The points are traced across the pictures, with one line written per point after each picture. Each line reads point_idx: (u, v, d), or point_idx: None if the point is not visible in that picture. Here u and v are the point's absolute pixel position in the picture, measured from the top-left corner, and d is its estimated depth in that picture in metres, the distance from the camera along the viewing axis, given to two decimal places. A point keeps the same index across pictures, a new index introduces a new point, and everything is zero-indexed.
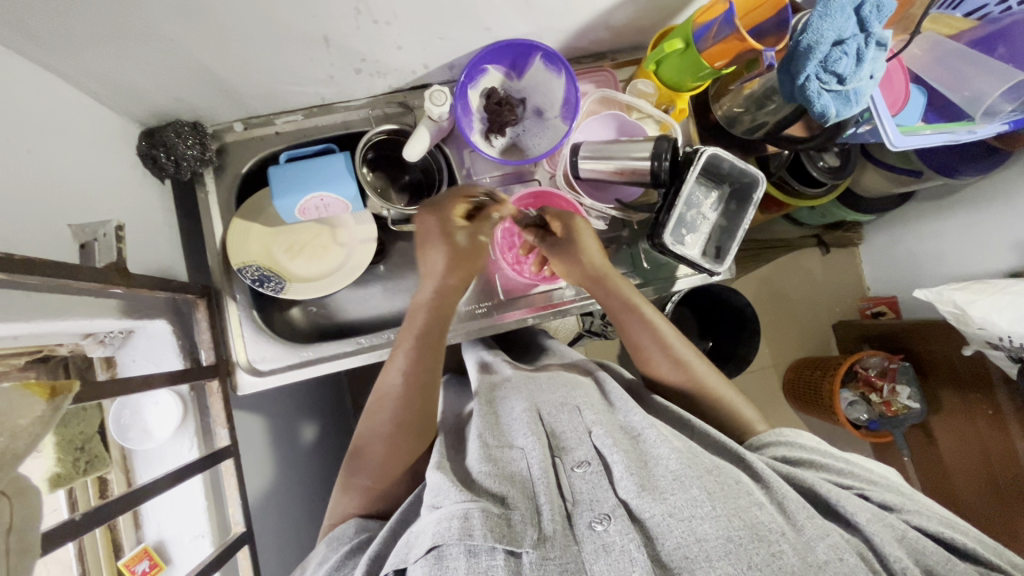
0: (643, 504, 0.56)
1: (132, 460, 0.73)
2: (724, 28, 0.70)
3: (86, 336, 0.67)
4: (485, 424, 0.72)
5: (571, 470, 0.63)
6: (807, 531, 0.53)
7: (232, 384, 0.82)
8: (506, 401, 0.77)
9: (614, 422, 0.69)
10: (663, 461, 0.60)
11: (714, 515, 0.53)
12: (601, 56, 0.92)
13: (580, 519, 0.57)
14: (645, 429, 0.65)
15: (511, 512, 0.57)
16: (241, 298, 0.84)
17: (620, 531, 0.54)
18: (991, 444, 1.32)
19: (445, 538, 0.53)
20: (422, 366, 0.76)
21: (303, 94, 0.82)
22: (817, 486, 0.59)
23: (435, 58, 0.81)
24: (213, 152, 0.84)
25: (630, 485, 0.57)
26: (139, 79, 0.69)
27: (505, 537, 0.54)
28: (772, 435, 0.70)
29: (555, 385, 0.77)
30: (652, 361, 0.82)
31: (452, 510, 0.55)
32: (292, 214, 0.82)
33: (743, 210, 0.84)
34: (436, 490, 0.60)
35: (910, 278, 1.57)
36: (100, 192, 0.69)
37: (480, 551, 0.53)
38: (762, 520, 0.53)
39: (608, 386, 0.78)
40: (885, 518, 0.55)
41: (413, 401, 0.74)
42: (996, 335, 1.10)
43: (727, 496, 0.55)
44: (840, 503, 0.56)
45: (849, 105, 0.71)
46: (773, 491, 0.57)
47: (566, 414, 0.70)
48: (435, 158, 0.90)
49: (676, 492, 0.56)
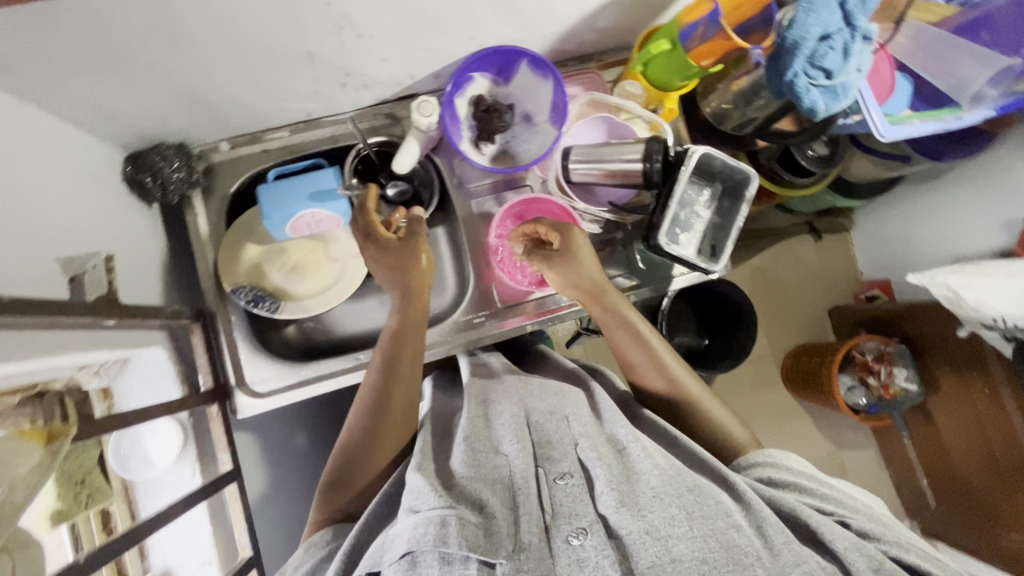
0: (621, 520, 0.56)
1: (134, 492, 0.72)
2: (711, 28, 0.71)
3: (81, 368, 0.66)
4: (472, 428, 0.71)
5: (554, 480, 0.63)
6: (781, 554, 0.54)
7: (231, 407, 0.81)
8: (497, 403, 0.76)
9: (600, 433, 0.70)
10: (645, 476, 0.60)
11: (690, 536, 0.54)
12: (588, 57, 0.92)
13: (559, 532, 0.58)
14: (630, 443, 0.65)
15: (490, 521, 0.57)
16: (236, 319, 0.83)
17: (596, 546, 0.56)
18: (990, 423, 1.33)
19: (421, 544, 0.53)
20: (382, 391, 0.75)
21: (290, 110, 0.81)
22: (797, 510, 0.60)
23: (420, 68, 0.80)
24: (200, 173, 0.83)
25: (610, 501, 0.58)
26: (121, 103, 0.68)
27: (480, 547, 0.54)
28: (760, 457, 0.71)
29: (546, 391, 0.77)
30: (645, 376, 0.81)
31: (429, 515, 0.55)
32: (283, 231, 0.81)
33: (736, 207, 0.84)
34: (415, 493, 0.59)
35: (903, 262, 1.58)
36: (87, 221, 0.67)
37: (454, 560, 0.53)
38: (738, 543, 0.54)
39: (597, 398, 0.78)
40: (863, 547, 0.56)
41: (388, 391, 0.75)
42: (990, 316, 1.11)
43: (705, 516, 0.55)
44: (820, 528, 0.57)
45: (837, 99, 0.72)
46: (753, 512, 0.58)
47: (554, 423, 0.70)
48: (426, 167, 0.89)
49: (656, 510, 0.56)
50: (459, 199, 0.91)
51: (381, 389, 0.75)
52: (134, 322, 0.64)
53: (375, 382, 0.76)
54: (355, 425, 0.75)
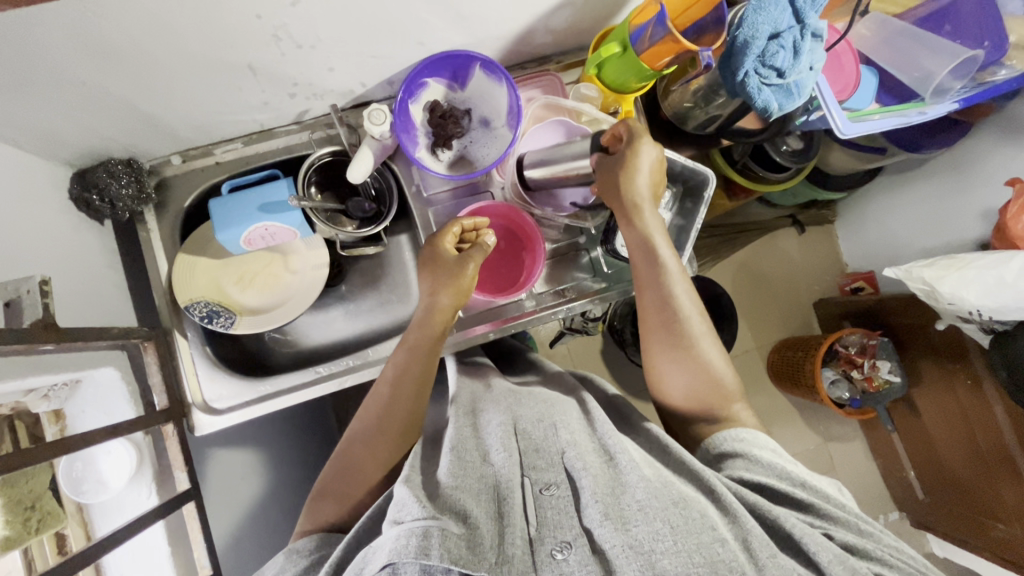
0: (605, 534, 0.55)
1: (89, 513, 0.71)
2: (659, 30, 0.68)
3: (28, 392, 0.65)
4: (459, 437, 0.71)
5: (539, 492, 0.63)
6: (765, 568, 0.53)
7: (188, 425, 0.80)
8: (488, 411, 0.76)
9: (591, 443, 0.68)
10: (631, 489, 0.59)
11: (675, 551, 0.53)
12: (547, 59, 0.90)
13: (542, 547, 0.57)
14: (618, 453, 0.65)
15: (476, 532, 0.56)
16: (193, 336, 0.82)
17: (580, 561, 0.55)
18: (974, 414, 1.32)
19: (401, 556, 0.52)
20: (382, 410, 0.74)
21: (241, 122, 0.80)
22: (783, 521, 0.59)
23: (371, 76, 0.79)
24: (151, 188, 0.82)
25: (595, 514, 0.57)
26: (59, 122, 0.66)
27: (461, 560, 0.52)
28: (730, 440, 0.71)
29: (534, 401, 0.77)
30: (670, 372, 0.77)
31: (411, 526, 0.54)
32: (237, 245, 0.80)
33: (698, 208, 0.83)
34: (400, 505, 0.58)
35: (885, 252, 1.57)
36: (28, 243, 0.66)
37: (435, 570, 0.53)
38: (723, 557, 0.53)
39: (590, 404, 0.77)
40: (846, 559, 0.55)
41: (393, 404, 0.74)
42: (966, 309, 1.10)
43: (690, 531, 0.54)
44: (804, 540, 0.57)
45: (791, 98, 0.70)
46: (739, 525, 0.57)
47: (542, 430, 0.70)
48: (383, 175, 0.88)
49: (641, 524, 0.55)
50: (418, 206, 0.90)
51: (385, 406, 0.74)
52: (76, 344, 0.63)
53: (383, 394, 0.75)
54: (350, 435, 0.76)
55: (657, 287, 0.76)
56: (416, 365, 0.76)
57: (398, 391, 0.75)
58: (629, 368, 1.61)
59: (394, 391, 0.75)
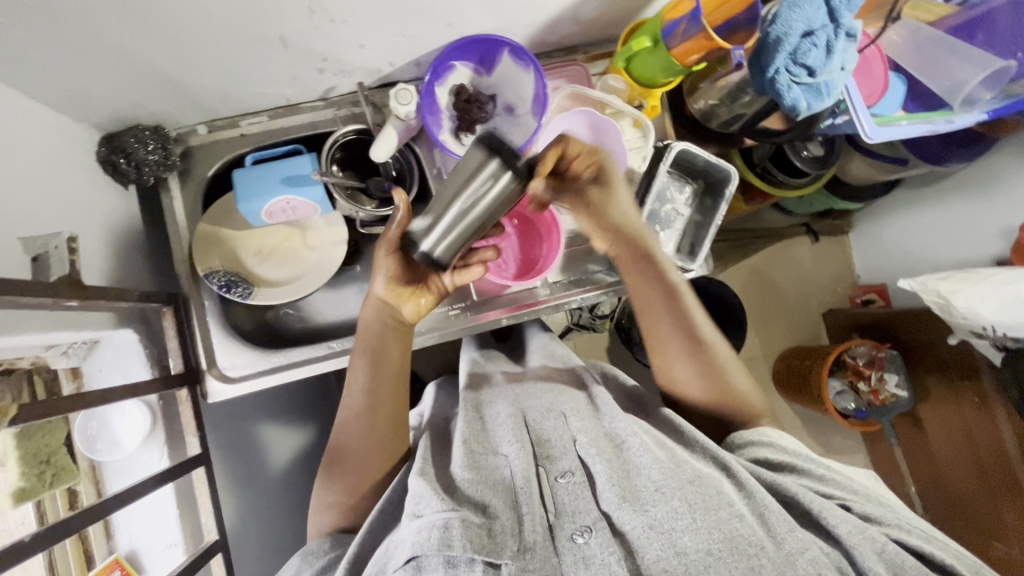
0: (624, 516, 0.57)
1: (100, 471, 0.73)
2: (692, 27, 0.68)
3: (48, 348, 0.67)
4: (470, 429, 0.72)
5: (555, 480, 0.63)
6: (786, 544, 0.53)
7: (202, 391, 0.81)
8: (493, 403, 0.78)
9: (599, 429, 0.70)
10: (645, 471, 0.61)
11: (694, 528, 0.54)
12: (573, 49, 0.90)
13: (562, 531, 0.58)
14: (628, 437, 0.65)
15: (492, 521, 0.58)
16: (210, 304, 0.83)
17: (602, 544, 0.55)
18: (978, 431, 1.32)
19: (425, 548, 0.53)
20: (367, 409, 0.75)
21: (267, 95, 0.80)
22: (801, 496, 0.59)
23: (400, 56, 0.79)
24: (177, 156, 0.82)
25: (612, 497, 0.58)
26: (92, 83, 0.67)
27: (484, 548, 0.54)
28: (757, 435, 0.70)
29: (542, 390, 0.78)
30: (676, 356, 0.78)
31: (431, 519, 0.55)
32: (258, 217, 0.80)
33: (716, 206, 0.84)
34: (417, 498, 0.60)
35: (898, 265, 1.56)
36: (54, 201, 0.67)
37: (459, 562, 0.53)
38: (742, 533, 0.53)
39: (596, 392, 0.77)
40: (867, 530, 0.54)
41: (375, 408, 0.75)
42: (980, 324, 1.09)
43: (708, 508, 0.55)
44: (823, 514, 0.56)
45: (821, 98, 0.70)
46: (755, 501, 0.57)
47: (551, 421, 0.71)
48: (405, 157, 0.88)
49: (658, 505, 0.57)
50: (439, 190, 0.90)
51: (367, 405, 0.75)
52: (100, 304, 0.63)
53: (360, 396, 0.75)
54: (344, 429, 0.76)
55: (648, 267, 0.79)
56: (387, 360, 0.77)
57: (374, 397, 0.75)
58: (635, 367, 1.61)
59: (371, 394, 0.75)
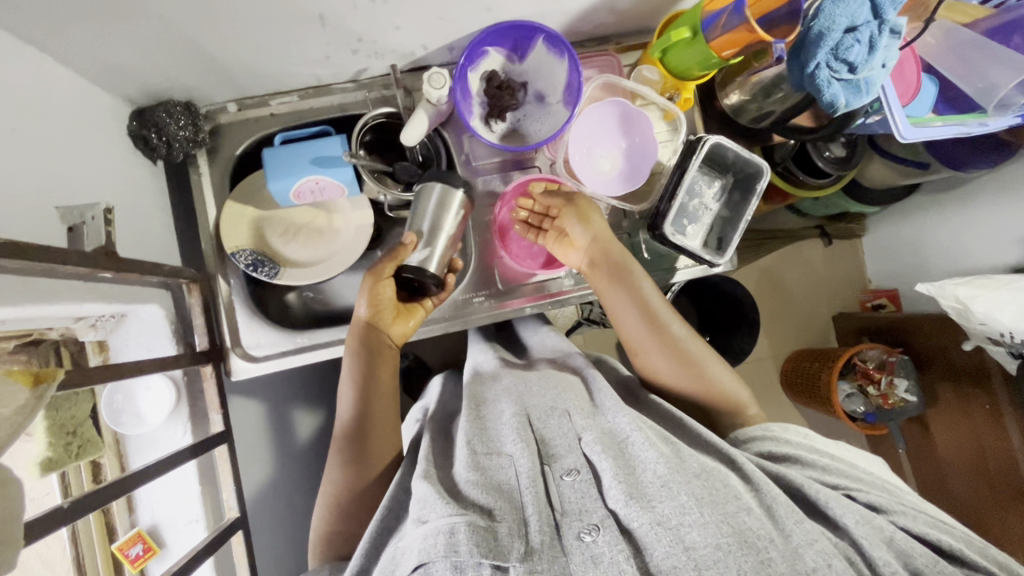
0: (631, 513, 0.55)
1: (124, 445, 0.74)
2: (734, 18, 0.67)
3: (77, 320, 0.69)
4: (473, 430, 0.71)
5: (560, 478, 0.62)
6: (794, 535, 0.54)
7: (225, 369, 0.81)
8: (495, 403, 0.77)
9: (601, 427, 0.68)
10: (650, 467, 0.60)
11: (703, 522, 0.53)
12: (605, 39, 0.90)
13: (569, 530, 0.57)
14: (632, 433, 0.64)
15: (497, 524, 0.56)
16: (235, 283, 0.83)
17: (609, 542, 0.54)
18: (988, 440, 1.30)
19: (432, 556, 0.52)
20: (362, 416, 0.76)
21: (299, 75, 0.80)
22: (806, 487, 0.59)
23: (433, 39, 0.79)
24: (206, 133, 0.82)
25: (618, 495, 0.57)
26: (128, 55, 0.67)
27: (491, 552, 0.53)
28: (757, 428, 0.71)
29: (545, 386, 0.77)
30: (656, 359, 0.79)
31: (438, 525, 0.55)
32: (286, 197, 0.80)
33: (746, 200, 0.84)
34: (422, 502, 0.59)
35: (911, 270, 1.55)
36: (87, 173, 0.67)
37: (466, 566, 0.52)
38: (750, 526, 0.53)
39: (596, 387, 0.77)
40: (873, 520, 0.56)
41: (369, 421, 0.76)
42: (998, 330, 1.09)
43: (716, 502, 0.55)
44: (828, 505, 0.57)
45: (859, 95, 0.70)
46: (762, 493, 0.58)
47: (556, 420, 0.70)
48: (433, 142, 0.87)
49: (665, 501, 0.56)
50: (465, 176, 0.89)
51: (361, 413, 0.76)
52: (132, 277, 0.63)
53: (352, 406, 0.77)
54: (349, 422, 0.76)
55: (621, 283, 0.79)
56: (378, 375, 0.78)
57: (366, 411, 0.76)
58: None
59: (363, 407, 0.76)
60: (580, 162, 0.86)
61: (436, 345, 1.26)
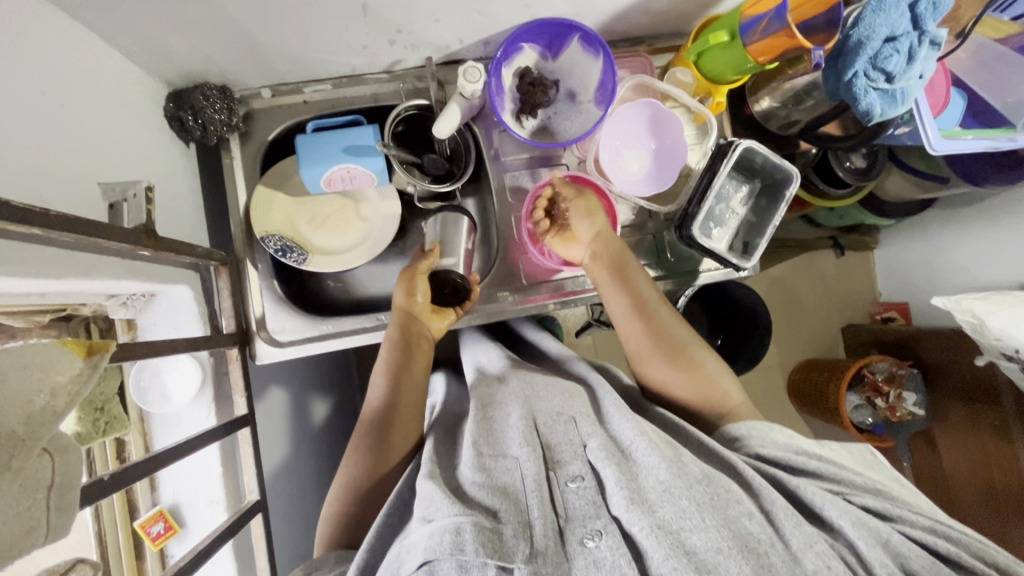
0: (632, 518, 0.50)
1: (149, 423, 0.76)
2: (774, 23, 0.68)
3: (109, 298, 0.69)
4: (479, 431, 0.66)
5: (565, 484, 0.57)
6: (792, 541, 0.49)
7: (251, 352, 0.81)
8: (502, 406, 0.71)
9: (606, 434, 0.62)
10: (652, 471, 0.54)
11: (704, 527, 0.48)
12: (638, 41, 0.90)
13: (573, 535, 0.52)
14: (635, 439, 0.58)
15: (503, 526, 0.51)
16: (263, 267, 0.83)
17: (612, 547, 0.49)
18: (995, 462, 1.18)
19: (438, 553, 0.47)
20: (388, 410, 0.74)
21: (336, 63, 0.80)
22: (802, 489, 0.54)
23: (470, 33, 0.80)
24: (240, 117, 0.83)
25: (621, 500, 0.51)
26: (171, 38, 0.67)
27: (496, 552, 0.48)
28: (745, 428, 0.65)
29: (553, 393, 0.72)
30: (653, 362, 0.74)
31: (444, 523, 0.50)
32: (318, 184, 0.80)
33: (773, 206, 0.84)
34: (428, 501, 0.54)
35: (920, 286, 1.40)
36: (124, 152, 0.67)
37: (471, 566, 0.47)
38: (751, 531, 0.49)
39: (601, 395, 0.71)
40: (869, 522, 0.51)
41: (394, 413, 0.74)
42: (1012, 347, 1.01)
43: (717, 506, 0.50)
44: (823, 507, 0.52)
45: (895, 105, 0.70)
46: (763, 498, 0.53)
47: (562, 426, 0.64)
48: (462, 136, 0.87)
49: (666, 505, 0.50)
50: (494, 171, 0.89)
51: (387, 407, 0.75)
52: (168, 255, 0.64)
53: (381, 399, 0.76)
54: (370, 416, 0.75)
55: (618, 278, 0.78)
56: (408, 371, 0.78)
57: (392, 403, 0.75)
58: None
59: (392, 401, 0.75)
60: (609, 161, 0.86)
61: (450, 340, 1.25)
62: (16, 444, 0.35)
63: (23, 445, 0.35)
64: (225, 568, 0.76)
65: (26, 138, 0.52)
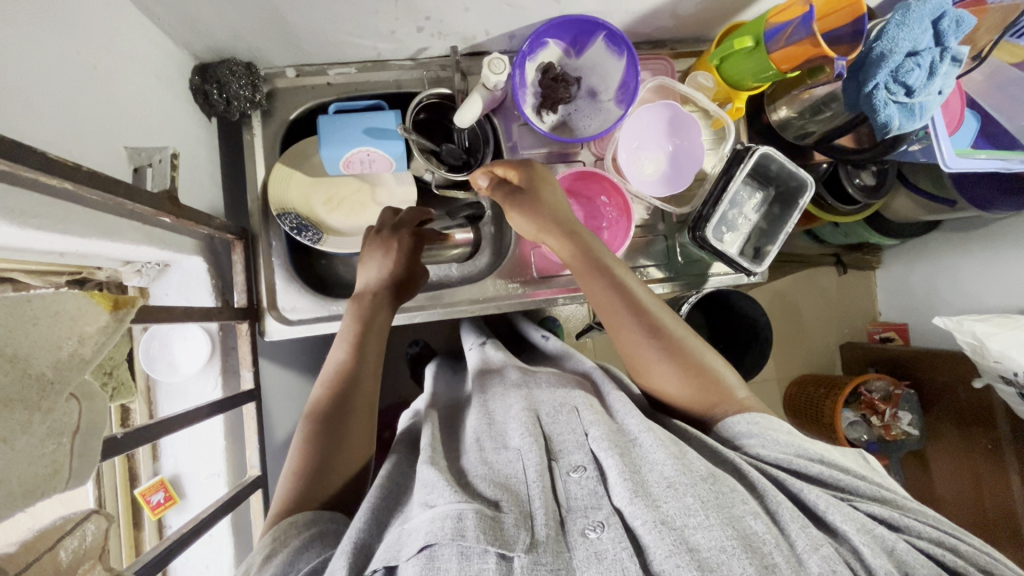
0: (636, 511, 0.50)
1: (155, 392, 0.78)
2: (800, 31, 0.69)
3: (124, 265, 0.71)
4: (483, 426, 0.67)
5: (567, 474, 0.57)
6: (797, 543, 0.48)
7: (259, 329, 0.82)
8: (504, 398, 0.71)
9: (611, 425, 0.63)
10: (658, 467, 0.54)
11: (708, 525, 0.47)
12: (661, 44, 0.92)
13: (574, 525, 0.51)
14: (641, 434, 0.59)
15: (503, 515, 0.51)
16: (277, 245, 0.84)
17: (614, 539, 0.49)
18: (989, 485, 1.19)
19: (438, 537, 0.47)
20: (351, 378, 0.71)
21: (363, 48, 0.81)
22: (805, 493, 0.53)
23: (497, 25, 0.80)
24: (263, 95, 0.83)
25: (624, 492, 0.51)
26: (206, 11, 0.68)
27: (497, 539, 0.48)
28: (743, 423, 0.63)
29: (556, 385, 0.72)
30: (659, 372, 0.70)
31: (445, 510, 0.50)
32: (336, 166, 0.80)
33: (786, 213, 0.86)
34: (429, 488, 0.55)
35: (920, 307, 1.41)
36: (148, 120, 0.68)
37: (472, 553, 0.47)
38: (756, 531, 0.47)
39: (606, 390, 0.71)
40: (873, 530, 0.50)
41: (359, 372, 0.72)
42: (1012, 370, 1.01)
43: (721, 505, 0.49)
44: (827, 512, 0.51)
45: (913, 119, 0.71)
46: (767, 499, 0.52)
47: (565, 417, 0.64)
48: (483, 127, 0.88)
49: (670, 501, 0.50)
50: None
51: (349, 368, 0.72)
52: (187, 224, 0.64)
53: (341, 367, 0.72)
54: (318, 406, 0.69)
55: (608, 281, 0.72)
56: (371, 338, 0.74)
57: (363, 355, 0.73)
58: None
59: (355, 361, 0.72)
60: (626, 160, 0.87)
61: (449, 330, 1.25)
62: (46, 387, 0.35)
63: (53, 388, 0.36)
64: (221, 541, 0.77)
65: (58, 95, 0.52)
